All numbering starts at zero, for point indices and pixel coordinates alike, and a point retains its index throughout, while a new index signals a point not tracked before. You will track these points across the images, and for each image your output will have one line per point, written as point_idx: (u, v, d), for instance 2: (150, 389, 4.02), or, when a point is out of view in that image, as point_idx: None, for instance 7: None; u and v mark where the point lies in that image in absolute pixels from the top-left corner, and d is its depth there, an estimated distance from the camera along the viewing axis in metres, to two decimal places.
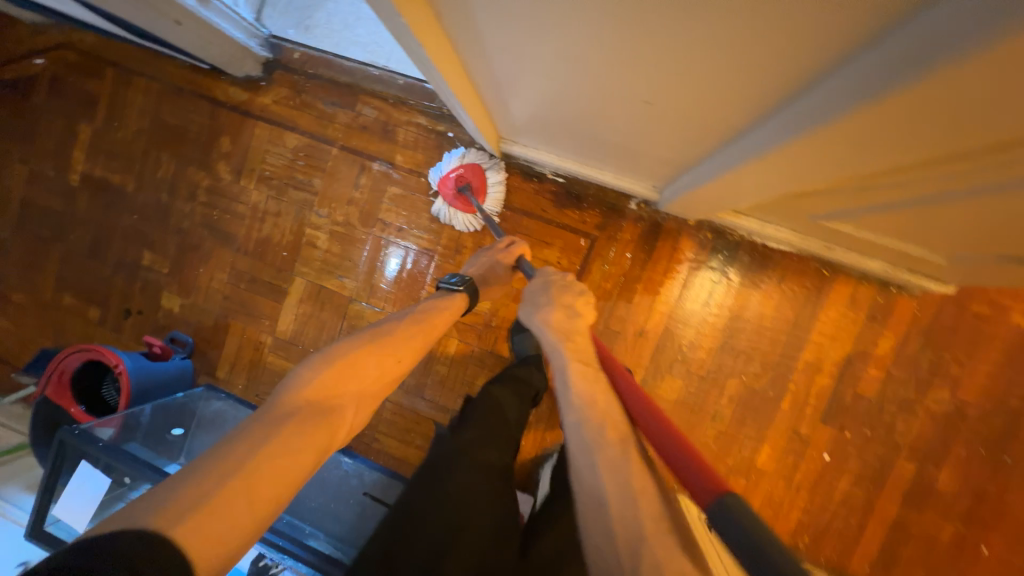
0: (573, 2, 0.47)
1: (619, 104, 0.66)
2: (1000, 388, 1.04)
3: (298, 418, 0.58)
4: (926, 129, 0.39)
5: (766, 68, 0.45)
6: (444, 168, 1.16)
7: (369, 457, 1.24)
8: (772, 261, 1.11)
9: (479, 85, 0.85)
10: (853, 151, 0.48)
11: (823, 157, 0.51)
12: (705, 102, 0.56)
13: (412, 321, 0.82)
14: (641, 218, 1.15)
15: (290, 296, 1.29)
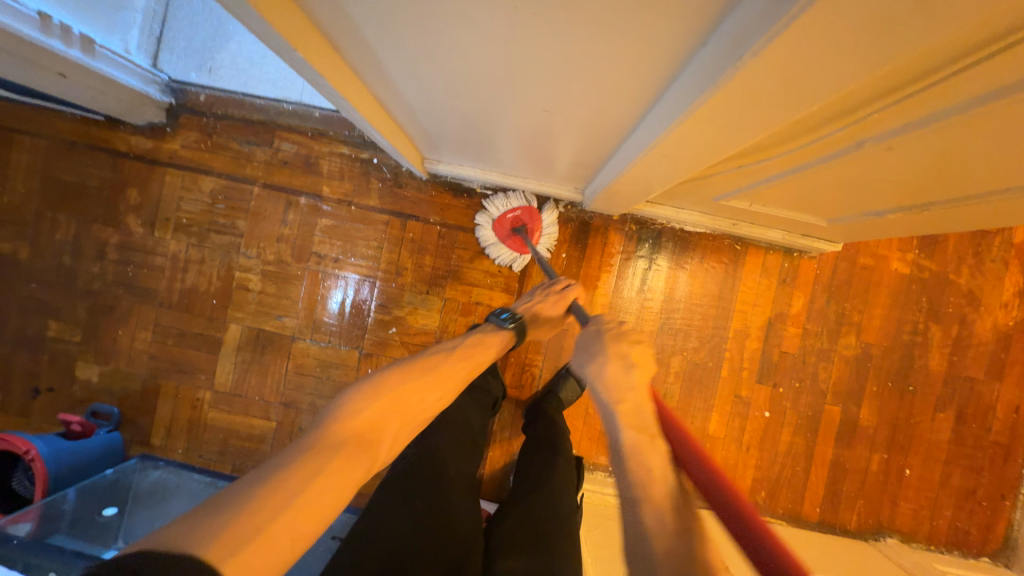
0: (459, 22, 0.51)
1: (524, 114, 0.71)
2: (894, 327, 1.20)
3: (342, 452, 0.55)
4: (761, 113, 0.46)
5: (635, 69, 0.51)
6: (497, 211, 1.17)
7: None
8: (691, 243, 1.21)
9: (392, 109, 0.87)
10: (718, 139, 0.54)
11: (696, 146, 0.58)
12: (595, 105, 0.62)
13: (461, 355, 0.80)
14: (571, 219, 1.22)
15: (226, 346, 1.22)
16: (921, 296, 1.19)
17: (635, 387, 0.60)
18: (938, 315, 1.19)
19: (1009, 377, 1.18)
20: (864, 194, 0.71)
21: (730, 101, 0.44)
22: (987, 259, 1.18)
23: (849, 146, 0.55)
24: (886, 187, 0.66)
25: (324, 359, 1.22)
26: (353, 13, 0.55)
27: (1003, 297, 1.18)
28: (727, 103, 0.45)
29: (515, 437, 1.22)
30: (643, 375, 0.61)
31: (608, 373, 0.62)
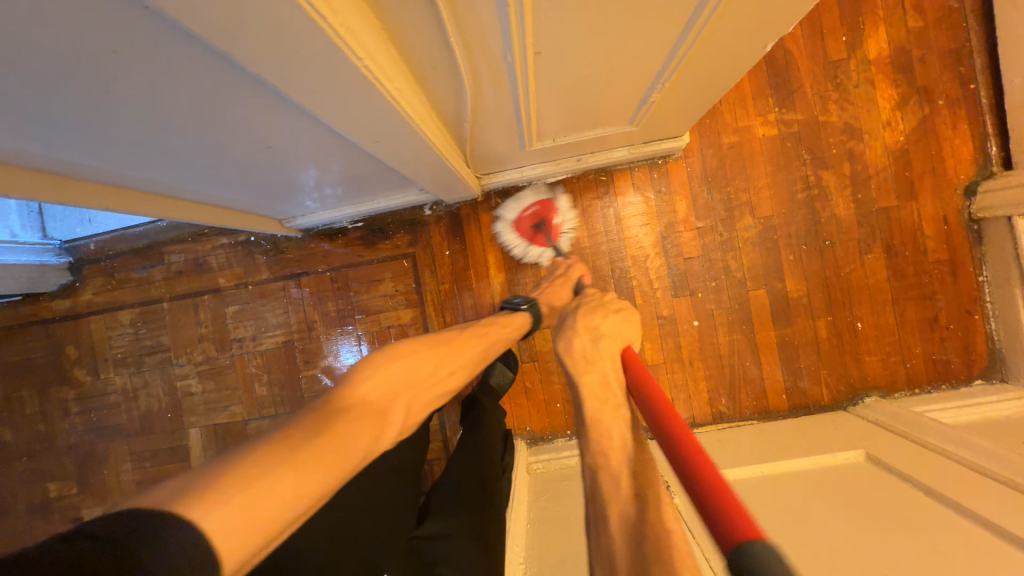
0: (95, 133, 0.52)
1: (267, 158, 0.72)
2: (786, 189, 1.15)
3: (348, 415, 0.53)
4: (339, 81, 0.45)
5: (251, 96, 0.51)
6: (513, 211, 1.17)
7: None
8: (558, 192, 1.21)
9: (199, 200, 0.91)
10: (369, 114, 0.53)
11: (378, 124, 0.57)
12: (292, 128, 0.62)
13: (475, 334, 0.83)
14: (440, 217, 1.25)
15: (193, 450, 1.32)
16: (801, 149, 1.14)
17: (599, 358, 0.69)
18: (826, 160, 1.13)
19: (923, 191, 1.11)
20: (607, 81, 0.68)
21: (314, 83, 0.44)
22: (851, 86, 1.12)
23: (498, 53, 0.53)
24: (606, 65, 0.63)
25: None
26: (50, 157, 0.58)
27: (882, 117, 1.12)
28: (314, 84, 0.45)
29: None
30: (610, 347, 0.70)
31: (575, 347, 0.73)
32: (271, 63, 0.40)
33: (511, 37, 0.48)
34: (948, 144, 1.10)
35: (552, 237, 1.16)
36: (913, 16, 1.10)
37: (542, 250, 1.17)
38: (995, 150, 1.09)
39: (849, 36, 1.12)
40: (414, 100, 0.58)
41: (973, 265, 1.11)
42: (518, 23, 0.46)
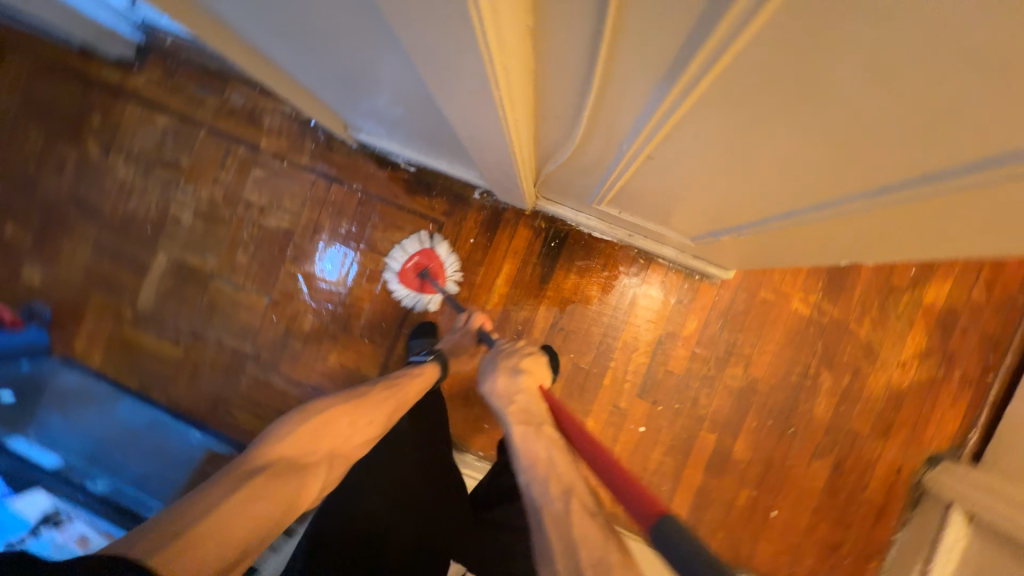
0: None
1: (369, 84, 0.73)
2: (785, 366, 1.17)
3: (271, 472, 0.67)
4: (470, 86, 0.47)
5: (387, 44, 0.53)
6: (398, 263, 1.24)
7: (223, 431, 1.28)
8: (596, 249, 1.22)
9: (288, 75, 0.92)
10: (477, 116, 0.55)
11: (480, 126, 0.59)
12: (404, 81, 0.64)
13: (388, 389, 0.90)
14: (484, 206, 1.25)
15: (152, 271, 1.32)
16: (818, 341, 1.17)
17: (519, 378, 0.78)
18: (832, 362, 1.16)
19: (895, 438, 1.15)
20: (697, 202, 0.70)
21: (453, 74, 0.45)
22: (893, 315, 1.15)
23: (620, 137, 0.54)
24: (706, 196, 0.64)
25: (235, 300, 1.31)
26: None
27: (901, 356, 1.15)
28: (449, 77, 0.46)
29: None
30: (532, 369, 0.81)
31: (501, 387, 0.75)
32: (419, 41, 0.41)
33: (642, 132, 0.49)
34: (940, 411, 1.14)
35: (439, 282, 1.23)
36: (980, 289, 1.13)
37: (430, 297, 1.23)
38: (975, 440, 1.12)
39: (918, 272, 1.14)
40: (524, 125, 0.59)
41: (895, 522, 1.16)
42: (654, 125, 0.47)
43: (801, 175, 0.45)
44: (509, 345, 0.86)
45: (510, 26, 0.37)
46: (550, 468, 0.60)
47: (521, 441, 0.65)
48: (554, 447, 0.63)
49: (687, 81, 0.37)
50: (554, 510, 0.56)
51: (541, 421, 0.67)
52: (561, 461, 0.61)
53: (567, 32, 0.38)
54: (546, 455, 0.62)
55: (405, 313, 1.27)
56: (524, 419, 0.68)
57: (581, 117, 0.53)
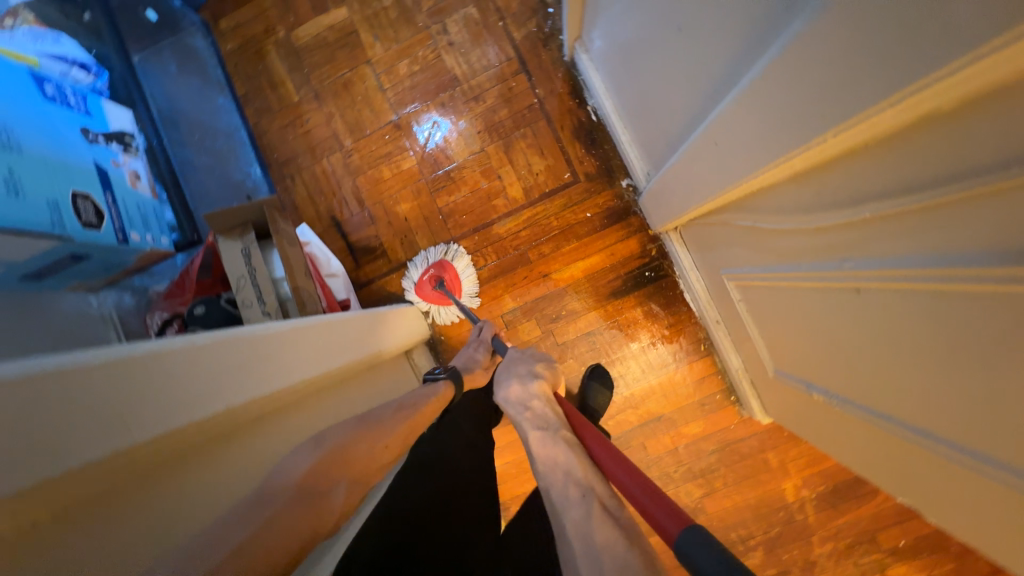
0: None
1: (664, 26, 0.69)
2: (733, 520, 1.17)
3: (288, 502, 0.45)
4: (796, 111, 0.44)
5: (741, 16, 0.49)
6: (416, 275, 1.26)
7: (277, 187, 1.29)
8: (675, 307, 1.20)
9: None
10: (757, 135, 0.53)
11: (743, 142, 0.56)
12: (705, 54, 0.60)
13: (400, 407, 0.70)
14: (622, 197, 1.22)
15: (326, 17, 1.31)
16: (777, 526, 1.16)
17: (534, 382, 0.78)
18: (772, 550, 1.16)
19: None
20: (825, 355, 0.67)
21: (802, 89, 0.42)
22: (852, 560, 1.14)
23: (846, 257, 0.52)
24: (843, 356, 0.62)
25: (369, 96, 1.30)
26: None
27: None
28: (789, 87, 0.44)
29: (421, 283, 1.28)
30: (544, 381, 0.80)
31: (515, 394, 0.77)
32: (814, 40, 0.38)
33: (870, 271, 0.48)
34: None
35: (456, 296, 1.24)
36: None
37: (444, 307, 1.25)
38: None
39: (902, 546, 1.12)
40: (772, 176, 0.56)
41: None
42: (899, 277, 0.44)
43: (969, 416, 0.45)
44: (519, 352, 0.92)
45: (913, 105, 0.34)
46: (564, 465, 0.57)
47: (540, 443, 0.63)
48: (571, 449, 0.60)
49: (986, 279, 0.36)
50: (572, 508, 0.50)
51: (559, 427, 0.66)
52: (576, 461, 0.57)
53: (937, 152, 0.36)
54: (562, 453, 0.59)
55: (486, 224, 1.26)
56: (542, 424, 0.67)
57: (821, 217, 0.52)
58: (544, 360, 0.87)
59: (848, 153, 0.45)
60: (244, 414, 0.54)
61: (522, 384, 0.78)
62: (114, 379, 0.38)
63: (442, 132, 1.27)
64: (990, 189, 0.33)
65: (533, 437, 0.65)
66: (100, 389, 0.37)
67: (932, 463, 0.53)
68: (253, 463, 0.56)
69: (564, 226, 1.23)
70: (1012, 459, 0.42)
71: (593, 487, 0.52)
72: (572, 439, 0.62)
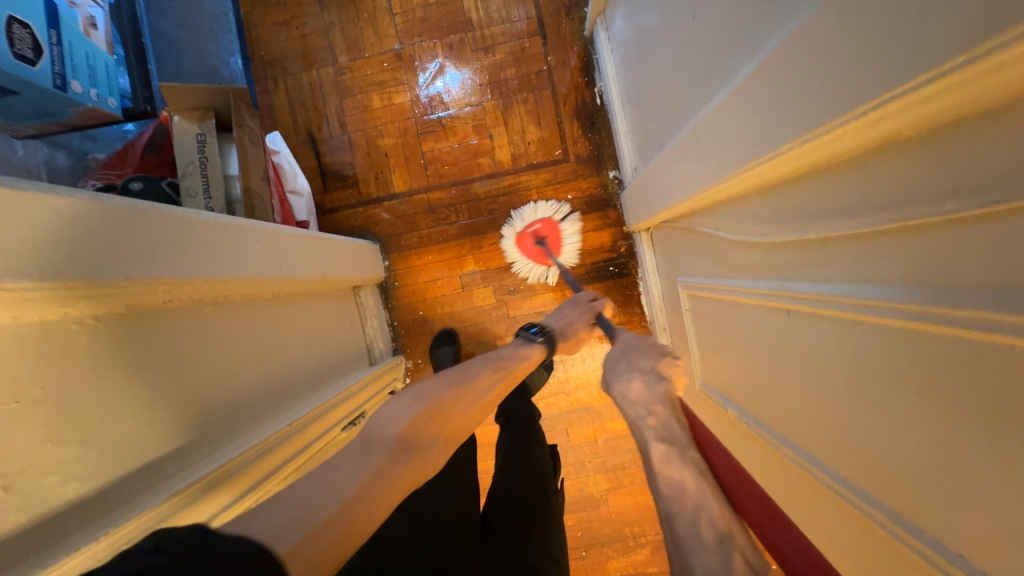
0: None
1: (680, 12, 0.67)
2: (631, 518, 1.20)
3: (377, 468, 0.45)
4: (773, 114, 0.44)
5: (747, 11, 0.48)
6: (522, 225, 1.20)
7: (255, 86, 1.21)
8: (628, 306, 1.22)
9: None
10: (735, 137, 0.52)
11: (721, 143, 0.56)
12: (709, 47, 0.59)
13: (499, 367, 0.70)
14: (606, 187, 1.21)
15: None
16: None
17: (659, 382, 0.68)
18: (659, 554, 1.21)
19: None
20: (745, 372, 0.69)
21: (783, 92, 0.42)
22: None
23: (787, 276, 0.53)
24: (760, 375, 0.64)
25: (376, 16, 1.22)
26: None
27: None
28: (771, 89, 0.43)
29: (386, 223, 1.24)
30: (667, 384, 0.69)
31: (635, 392, 0.68)
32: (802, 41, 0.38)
33: (804, 294, 0.49)
34: None
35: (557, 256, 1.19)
36: None
37: (545, 270, 1.20)
38: None
39: None
40: (742, 185, 0.56)
41: None
42: (825, 300, 0.45)
43: (851, 444, 0.47)
44: (636, 338, 0.78)
45: (878, 123, 0.34)
46: (697, 500, 0.53)
47: (663, 457, 0.59)
48: (701, 477, 0.57)
49: (899, 312, 0.37)
50: (707, 557, 0.47)
51: (687, 446, 0.62)
52: (709, 498, 0.54)
53: (890, 177, 0.36)
54: (696, 495, 0.54)
55: (466, 180, 1.23)
56: (666, 437, 0.62)
57: (776, 231, 0.52)
58: (669, 351, 0.74)
59: (815, 169, 0.45)
60: (155, 295, 0.50)
61: (646, 383, 0.68)
62: (43, 212, 0.38)
63: (441, 81, 1.22)
64: (928, 219, 0.33)
65: (655, 451, 0.61)
66: (30, 215, 0.37)
67: (808, 489, 0.56)
68: (193, 363, 0.55)
69: (544, 202, 1.21)
70: (881, 491, 0.44)
71: (733, 536, 0.49)
72: (701, 468, 0.58)
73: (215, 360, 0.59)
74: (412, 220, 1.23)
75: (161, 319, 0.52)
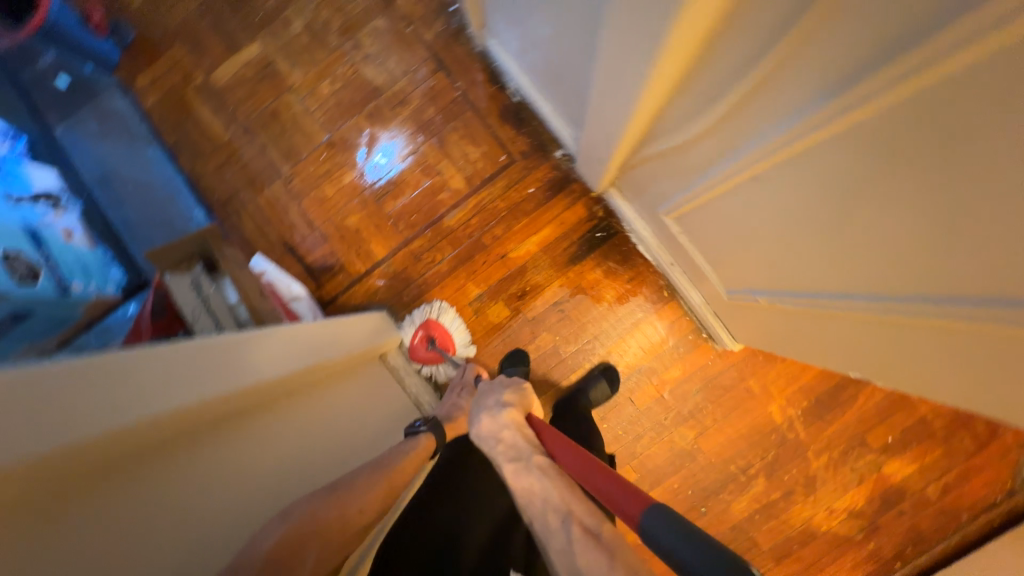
0: None
1: None
2: (729, 452, 1.20)
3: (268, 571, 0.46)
4: (646, 21, 0.49)
5: None
6: (407, 337, 1.26)
7: (223, 226, 1.31)
8: (630, 262, 1.24)
9: None
10: (629, 58, 0.57)
11: (623, 70, 0.61)
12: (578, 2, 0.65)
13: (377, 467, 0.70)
14: (558, 167, 1.27)
15: (239, 55, 1.34)
16: (772, 449, 1.19)
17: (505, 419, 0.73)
18: (772, 474, 1.19)
19: (785, 567, 1.19)
20: (752, 252, 0.71)
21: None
22: (849, 466, 1.18)
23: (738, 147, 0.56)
24: (767, 249, 0.66)
25: (297, 121, 1.32)
26: None
27: (833, 505, 1.18)
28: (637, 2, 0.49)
29: (384, 290, 1.30)
30: (511, 413, 0.75)
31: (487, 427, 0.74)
32: None
33: (762, 146, 0.51)
34: (836, 567, 1.18)
35: (448, 350, 1.24)
36: (936, 487, 1.16)
37: (442, 364, 1.25)
38: None
39: (892, 441, 1.17)
40: (658, 94, 0.60)
41: None
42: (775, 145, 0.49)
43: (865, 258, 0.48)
44: (488, 385, 0.88)
45: None
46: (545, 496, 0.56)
47: (515, 474, 0.62)
48: (548, 470, 0.60)
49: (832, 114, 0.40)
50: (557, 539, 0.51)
51: (532, 452, 0.65)
52: (554, 485, 0.57)
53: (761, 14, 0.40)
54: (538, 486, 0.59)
55: (436, 219, 1.29)
56: (515, 454, 0.66)
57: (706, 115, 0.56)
58: (514, 386, 0.85)
59: (705, 44, 0.49)
60: (205, 416, 0.54)
61: (492, 415, 0.75)
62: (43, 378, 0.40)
63: (380, 158, 1.30)
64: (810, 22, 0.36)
65: (508, 470, 0.63)
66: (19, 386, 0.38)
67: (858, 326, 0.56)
68: (245, 471, 0.58)
69: (511, 205, 1.27)
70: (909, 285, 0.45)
71: (572, 510, 0.53)
72: (546, 461, 0.61)
73: (264, 466, 0.61)
74: (405, 275, 1.29)
75: (207, 438, 0.55)
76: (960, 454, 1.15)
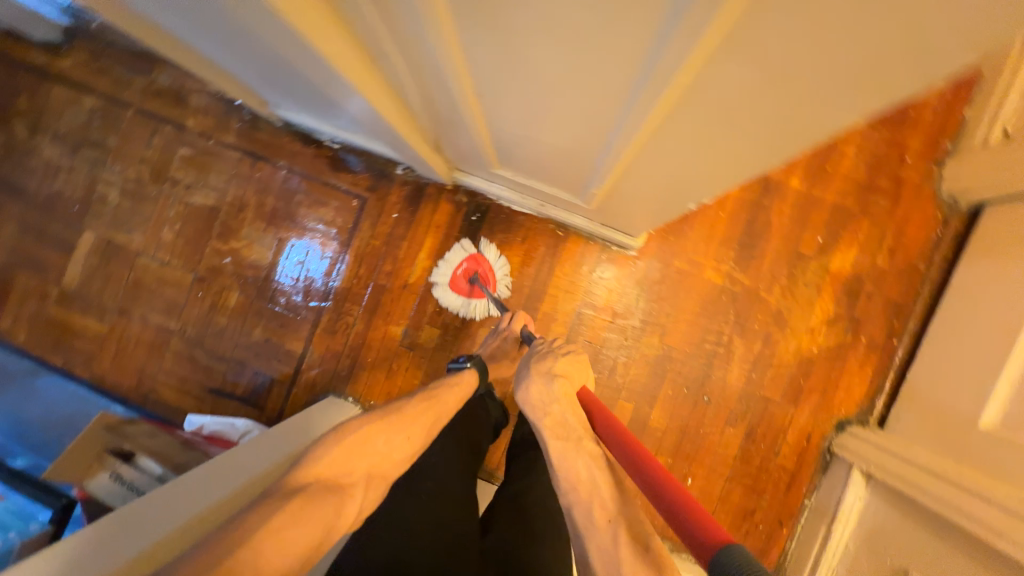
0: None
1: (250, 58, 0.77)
2: (697, 332, 1.20)
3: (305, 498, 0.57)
4: (284, 40, 0.51)
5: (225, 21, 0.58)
6: (452, 268, 1.22)
7: (147, 407, 1.29)
8: (514, 224, 1.25)
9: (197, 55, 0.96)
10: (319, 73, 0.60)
11: (330, 83, 0.64)
12: (268, 55, 0.68)
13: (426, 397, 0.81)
14: (407, 182, 1.28)
15: (77, 250, 1.33)
16: (731, 309, 1.19)
17: (558, 397, 0.69)
18: (744, 330, 1.19)
19: (805, 404, 1.17)
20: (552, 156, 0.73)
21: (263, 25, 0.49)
22: (802, 283, 1.18)
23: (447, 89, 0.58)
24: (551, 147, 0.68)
25: (161, 277, 1.32)
26: None
27: (810, 323, 1.18)
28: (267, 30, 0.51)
29: (321, 377, 1.28)
30: (561, 387, 0.71)
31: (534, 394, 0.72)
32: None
33: (451, 71, 0.53)
34: (849, 376, 1.16)
35: (489, 289, 1.21)
36: (884, 255, 1.17)
37: (482, 303, 1.21)
38: (881, 406, 1.15)
39: (823, 239, 1.18)
40: (365, 75, 0.62)
41: (807, 486, 1.16)
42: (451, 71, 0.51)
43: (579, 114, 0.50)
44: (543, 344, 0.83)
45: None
46: (590, 493, 0.58)
47: (560, 458, 0.62)
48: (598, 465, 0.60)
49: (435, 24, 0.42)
50: (599, 539, 0.54)
51: (581, 437, 0.64)
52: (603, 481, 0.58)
53: None
54: (587, 478, 0.59)
55: (330, 290, 1.29)
56: (562, 434, 0.65)
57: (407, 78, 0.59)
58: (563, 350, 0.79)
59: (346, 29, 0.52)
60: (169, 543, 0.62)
61: (543, 384, 0.71)
62: None
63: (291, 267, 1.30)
64: None
65: (553, 451, 0.64)
66: None
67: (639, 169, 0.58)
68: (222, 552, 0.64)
69: (386, 238, 1.28)
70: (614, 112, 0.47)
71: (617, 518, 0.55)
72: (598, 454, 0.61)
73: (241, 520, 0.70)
74: (332, 352, 1.28)
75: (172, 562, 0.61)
76: (885, 215, 1.17)
